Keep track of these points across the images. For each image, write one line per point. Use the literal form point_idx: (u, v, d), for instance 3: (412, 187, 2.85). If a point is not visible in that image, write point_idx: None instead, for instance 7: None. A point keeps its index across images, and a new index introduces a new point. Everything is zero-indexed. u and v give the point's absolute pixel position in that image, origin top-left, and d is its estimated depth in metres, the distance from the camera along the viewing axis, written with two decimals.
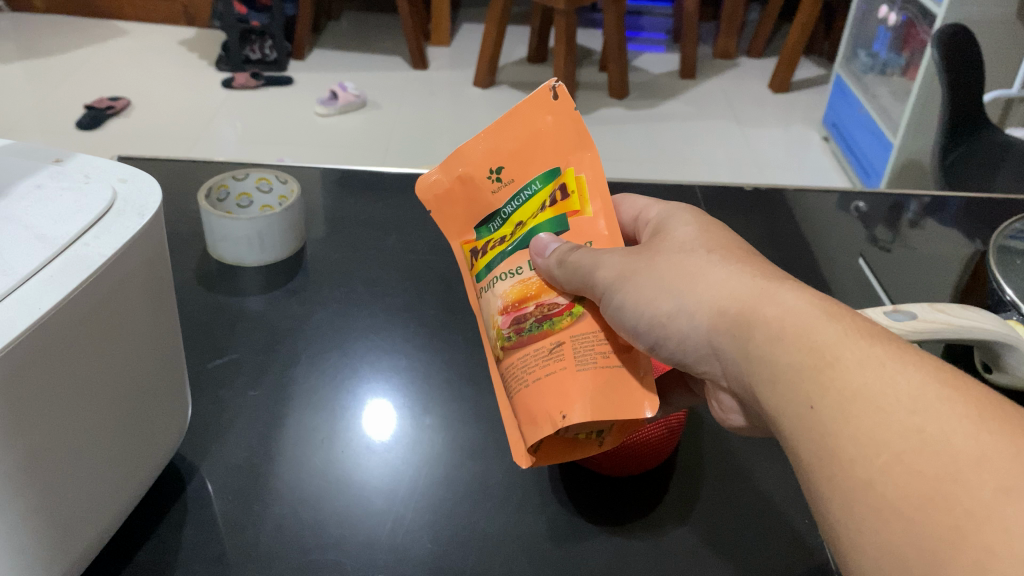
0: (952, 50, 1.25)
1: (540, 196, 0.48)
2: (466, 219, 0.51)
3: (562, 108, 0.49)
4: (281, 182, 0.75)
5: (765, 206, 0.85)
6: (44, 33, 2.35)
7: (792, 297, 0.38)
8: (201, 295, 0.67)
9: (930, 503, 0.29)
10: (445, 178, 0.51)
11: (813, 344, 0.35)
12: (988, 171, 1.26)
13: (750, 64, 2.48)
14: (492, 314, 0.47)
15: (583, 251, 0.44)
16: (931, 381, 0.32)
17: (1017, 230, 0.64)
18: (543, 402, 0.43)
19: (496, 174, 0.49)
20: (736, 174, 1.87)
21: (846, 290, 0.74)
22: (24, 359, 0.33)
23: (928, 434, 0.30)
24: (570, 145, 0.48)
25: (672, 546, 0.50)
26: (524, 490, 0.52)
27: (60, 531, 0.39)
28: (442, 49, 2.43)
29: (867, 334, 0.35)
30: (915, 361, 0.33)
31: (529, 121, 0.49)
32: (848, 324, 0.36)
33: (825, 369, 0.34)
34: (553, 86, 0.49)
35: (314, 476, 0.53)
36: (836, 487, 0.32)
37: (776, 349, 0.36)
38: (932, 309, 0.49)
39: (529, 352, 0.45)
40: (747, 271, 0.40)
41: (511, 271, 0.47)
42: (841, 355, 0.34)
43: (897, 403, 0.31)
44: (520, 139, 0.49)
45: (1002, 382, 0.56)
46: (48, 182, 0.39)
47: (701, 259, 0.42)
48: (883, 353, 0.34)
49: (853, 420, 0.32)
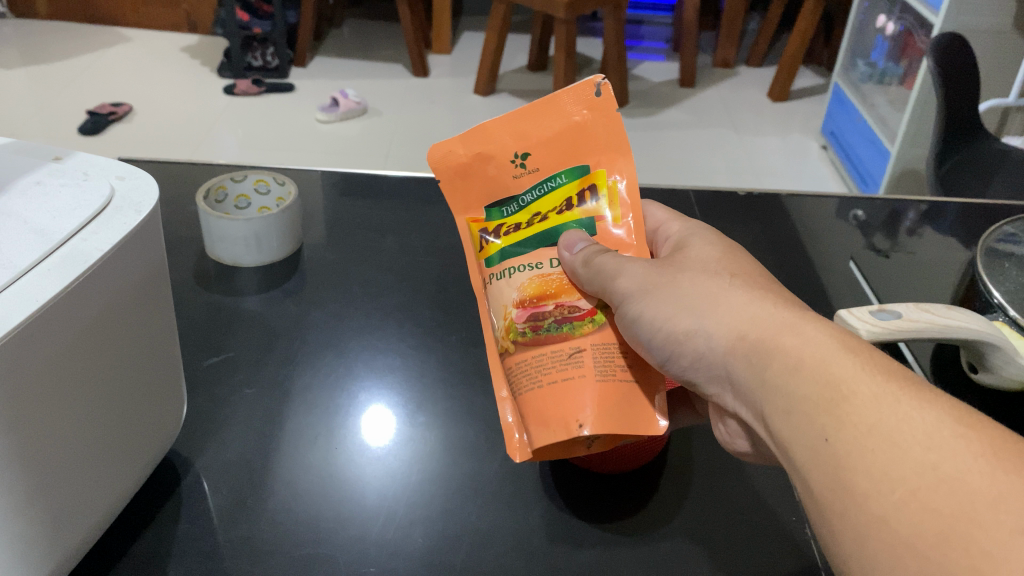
0: (948, 59, 1.26)
1: (565, 191, 0.49)
2: (476, 197, 0.51)
3: (603, 105, 0.50)
4: (279, 184, 0.76)
5: (760, 211, 0.86)
6: (47, 39, 2.36)
7: (813, 329, 0.39)
8: (198, 295, 0.68)
9: (946, 540, 0.30)
10: (465, 154, 0.51)
11: (831, 375, 0.36)
12: (985, 179, 1.27)
13: (749, 72, 2.50)
14: (505, 305, 0.47)
15: (609, 255, 0.45)
16: (945, 419, 0.33)
17: (1007, 233, 0.65)
18: (559, 407, 0.43)
19: (521, 159, 0.50)
20: (733, 181, 1.88)
21: (839, 294, 0.74)
22: (23, 346, 0.33)
23: (944, 472, 0.31)
24: (605, 143, 0.50)
25: (660, 546, 0.50)
26: (514, 487, 0.53)
27: (52, 523, 0.39)
28: (443, 57, 2.45)
29: (884, 369, 0.36)
30: (931, 400, 0.34)
31: (567, 111, 0.50)
32: (868, 358, 0.37)
33: (840, 403, 0.35)
34: (598, 83, 0.50)
35: (308, 474, 0.53)
36: (850, 521, 0.32)
37: (794, 373, 0.37)
38: (919, 308, 0.49)
39: (545, 352, 0.45)
40: (768, 300, 0.41)
41: (531, 264, 0.48)
42: (858, 390, 0.35)
43: (913, 441, 0.32)
44: (553, 128, 0.50)
45: (990, 382, 0.56)
46: (48, 178, 0.39)
47: (721, 284, 0.43)
48: (900, 391, 0.35)
49: (869, 452, 0.33)
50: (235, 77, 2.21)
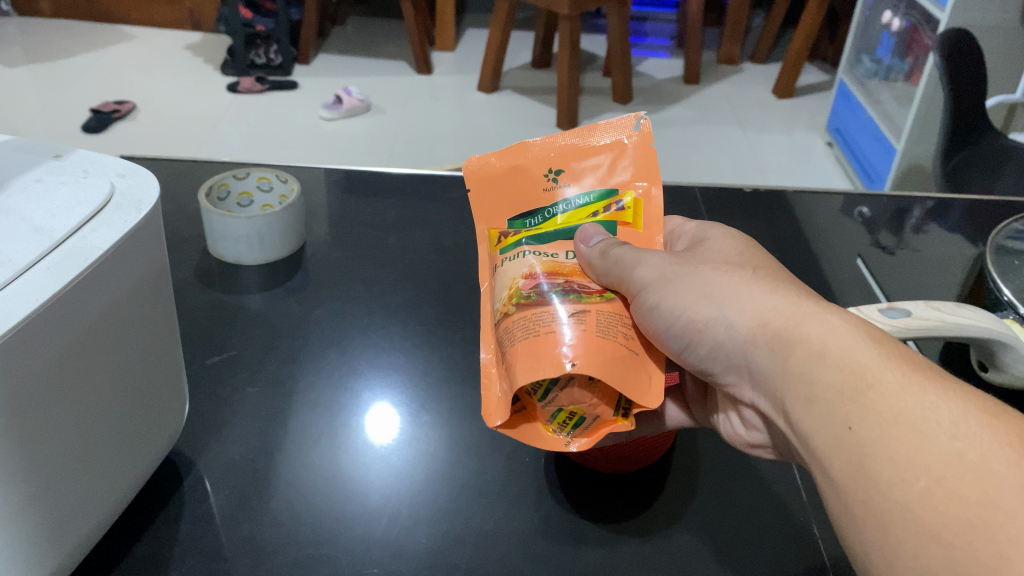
0: (955, 54, 1.25)
1: (593, 206, 0.50)
2: (504, 208, 0.50)
3: (641, 139, 0.50)
4: (282, 181, 0.76)
5: (765, 208, 0.85)
6: (50, 37, 2.37)
7: (837, 318, 0.38)
8: (200, 293, 0.68)
9: (972, 530, 0.29)
10: (501, 165, 0.50)
11: (854, 364, 0.36)
12: (991, 174, 1.26)
13: (753, 68, 2.49)
14: (511, 277, 0.46)
15: (627, 248, 0.45)
16: (971, 408, 0.33)
17: (1017, 230, 0.64)
18: (553, 349, 0.41)
19: (554, 174, 0.50)
20: (738, 178, 1.87)
21: (845, 291, 0.74)
22: (25, 342, 0.33)
23: (971, 461, 0.31)
24: (637, 170, 0.50)
25: (666, 546, 0.49)
26: (519, 487, 0.52)
27: (51, 526, 0.39)
28: (446, 54, 2.44)
29: (909, 359, 0.36)
30: (955, 390, 0.34)
31: (605, 140, 0.51)
32: (896, 348, 0.36)
33: (866, 391, 0.34)
34: (638, 118, 0.51)
35: (311, 472, 0.53)
36: (872, 509, 0.32)
37: (817, 359, 0.37)
38: (929, 306, 0.49)
39: (546, 309, 0.43)
40: (790, 290, 0.41)
41: (549, 253, 0.48)
42: (883, 377, 0.35)
43: (939, 429, 0.32)
44: (589, 154, 0.51)
45: (1000, 380, 0.56)
46: (47, 176, 0.39)
47: (742, 274, 0.43)
48: (924, 380, 0.34)
49: (894, 439, 0.32)
50: (239, 74, 2.21)
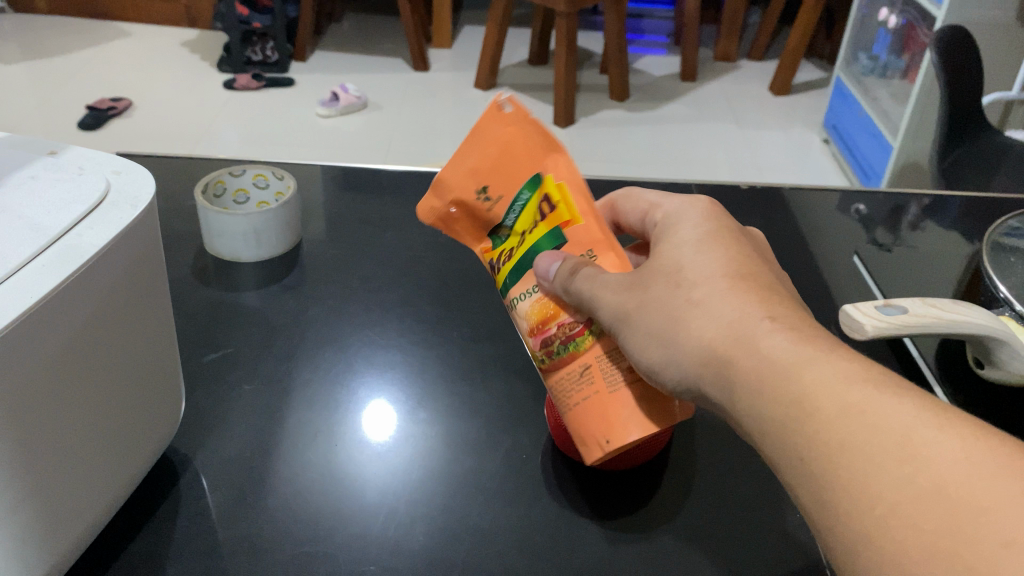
0: (952, 50, 1.25)
1: (532, 207, 0.48)
2: (473, 233, 0.51)
3: (517, 116, 0.47)
4: (278, 178, 0.76)
5: (762, 205, 0.85)
6: (46, 34, 2.36)
7: (776, 345, 0.37)
8: (196, 291, 0.67)
9: (937, 557, 0.28)
10: (437, 207, 0.50)
11: (795, 395, 0.35)
12: (987, 172, 1.26)
13: (750, 65, 2.49)
14: (523, 334, 0.47)
15: (582, 277, 0.43)
16: (915, 424, 0.32)
17: (1012, 227, 0.64)
18: (587, 428, 0.44)
19: (482, 192, 0.48)
20: (735, 174, 1.87)
21: (842, 289, 0.74)
22: (23, 339, 0.33)
23: (923, 483, 0.30)
24: (540, 150, 0.47)
25: (664, 544, 0.50)
26: (516, 485, 0.52)
27: (48, 523, 0.39)
28: (443, 51, 2.44)
29: (854, 373, 0.34)
30: (896, 403, 0.33)
31: (493, 135, 0.47)
32: (842, 366, 0.35)
33: (810, 424, 0.34)
34: (502, 97, 0.47)
35: (291, 479, 0.52)
36: (838, 539, 0.32)
37: (758, 397, 0.36)
38: (925, 303, 0.49)
39: (563, 375, 0.45)
40: (730, 309, 0.39)
41: (526, 290, 0.47)
42: (822, 406, 0.34)
43: (885, 453, 0.31)
44: (492, 156, 0.47)
45: (995, 377, 0.56)
46: (42, 173, 0.39)
47: (682, 298, 0.41)
48: (863, 400, 0.33)
49: (845, 471, 0.32)
50: (235, 71, 2.21)
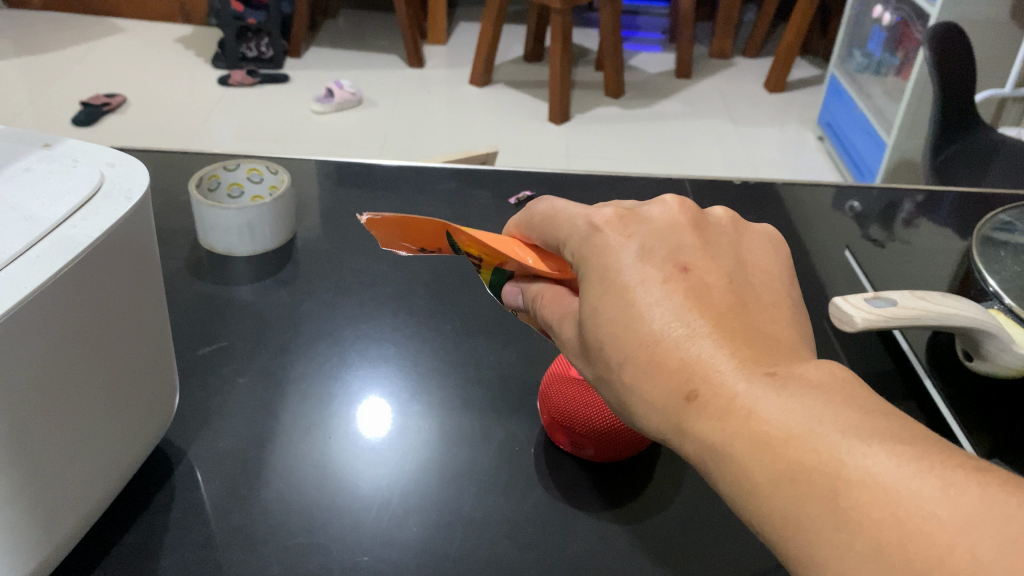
0: (943, 46, 1.25)
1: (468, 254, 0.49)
2: None
3: (392, 222, 0.46)
4: (272, 172, 0.76)
5: (755, 201, 0.85)
6: (39, 30, 2.34)
7: (709, 423, 0.33)
8: (190, 285, 0.67)
9: None
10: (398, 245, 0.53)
11: (731, 471, 0.32)
12: (979, 169, 1.27)
13: (744, 62, 2.50)
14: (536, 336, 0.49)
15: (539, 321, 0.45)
16: (840, 478, 0.29)
17: (1003, 222, 0.65)
18: None
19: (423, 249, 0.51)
20: (730, 170, 1.88)
21: (834, 284, 0.74)
22: (18, 328, 0.33)
23: (862, 548, 0.27)
24: (434, 229, 0.47)
25: (656, 535, 0.50)
26: (509, 476, 0.53)
27: (41, 515, 0.39)
28: (438, 48, 2.44)
29: (776, 426, 0.31)
30: (818, 454, 0.30)
31: (395, 233, 0.48)
32: (763, 427, 0.31)
33: (750, 498, 0.31)
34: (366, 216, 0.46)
35: (265, 487, 0.51)
36: None
37: (709, 477, 0.33)
38: (914, 296, 0.49)
39: None
40: (660, 387, 0.34)
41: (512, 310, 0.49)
42: (755, 475, 0.31)
43: (820, 522, 0.29)
44: (409, 238, 0.49)
45: (984, 370, 0.57)
46: (36, 165, 0.39)
47: (615, 374, 0.36)
48: (787, 464, 0.30)
49: (791, 541, 0.30)
50: (230, 67, 2.20)
